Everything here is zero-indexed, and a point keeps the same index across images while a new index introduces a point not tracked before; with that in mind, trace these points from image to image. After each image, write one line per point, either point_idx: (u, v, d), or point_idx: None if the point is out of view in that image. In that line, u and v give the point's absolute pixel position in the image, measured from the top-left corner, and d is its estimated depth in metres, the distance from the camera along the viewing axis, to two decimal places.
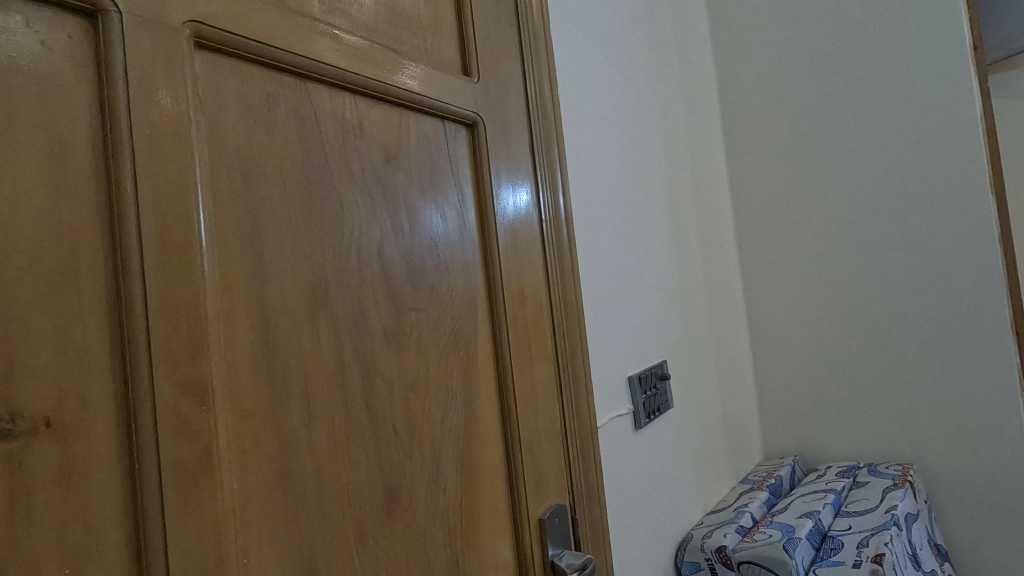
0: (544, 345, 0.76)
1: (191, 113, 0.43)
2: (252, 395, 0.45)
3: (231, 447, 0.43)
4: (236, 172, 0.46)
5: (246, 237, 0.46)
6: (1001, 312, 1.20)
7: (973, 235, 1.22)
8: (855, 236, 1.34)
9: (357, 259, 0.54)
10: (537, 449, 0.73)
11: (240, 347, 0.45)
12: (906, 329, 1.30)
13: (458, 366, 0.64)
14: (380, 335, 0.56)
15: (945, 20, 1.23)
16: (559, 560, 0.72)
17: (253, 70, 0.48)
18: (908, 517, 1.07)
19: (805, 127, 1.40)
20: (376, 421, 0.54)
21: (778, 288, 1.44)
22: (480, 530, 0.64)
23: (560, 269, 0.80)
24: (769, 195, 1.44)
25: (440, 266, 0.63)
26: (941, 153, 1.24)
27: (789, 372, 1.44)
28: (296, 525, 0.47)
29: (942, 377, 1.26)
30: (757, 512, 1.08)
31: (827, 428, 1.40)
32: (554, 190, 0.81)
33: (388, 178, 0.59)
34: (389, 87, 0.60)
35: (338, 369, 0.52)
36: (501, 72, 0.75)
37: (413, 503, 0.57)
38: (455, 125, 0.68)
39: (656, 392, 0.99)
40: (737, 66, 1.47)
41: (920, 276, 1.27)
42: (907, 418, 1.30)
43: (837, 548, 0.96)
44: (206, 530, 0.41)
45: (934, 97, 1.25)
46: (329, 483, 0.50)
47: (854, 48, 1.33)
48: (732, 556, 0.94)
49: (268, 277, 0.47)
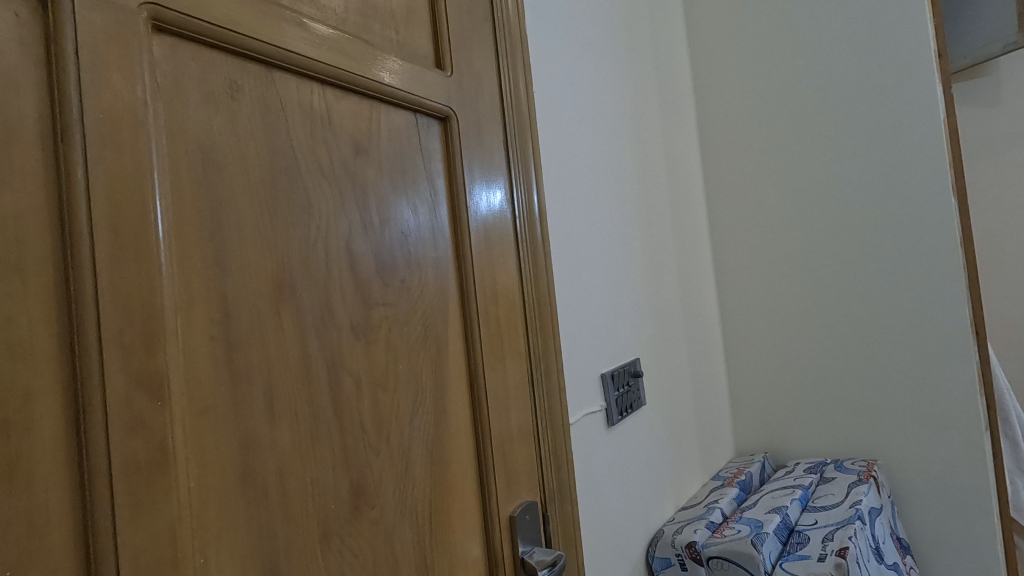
0: (516, 342, 0.76)
1: (148, 98, 0.42)
2: (211, 390, 0.44)
3: (187, 443, 0.42)
4: (197, 160, 0.45)
5: (207, 228, 0.45)
6: (962, 313, 1.23)
7: (936, 237, 1.25)
8: (824, 238, 1.37)
9: (324, 253, 0.53)
10: (508, 447, 0.72)
11: (200, 343, 0.43)
12: (872, 329, 1.33)
13: (429, 363, 0.64)
14: (348, 330, 0.55)
15: (911, 26, 1.26)
16: (529, 557, 0.72)
17: (216, 56, 0.47)
18: (872, 511, 1.09)
19: (777, 131, 1.42)
20: (343, 418, 0.53)
21: (749, 288, 1.47)
22: (449, 528, 0.64)
23: (534, 266, 0.80)
24: (744, 195, 1.46)
25: (410, 262, 0.63)
26: (906, 157, 1.28)
27: (760, 371, 1.47)
28: (258, 523, 0.46)
29: (904, 375, 1.30)
30: (727, 508, 1.10)
31: (795, 426, 1.43)
32: (528, 187, 0.81)
33: (358, 172, 0.58)
34: (360, 78, 0.59)
35: (303, 365, 0.50)
36: (474, 66, 0.75)
37: (380, 501, 0.56)
38: (427, 119, 0.67)
39: (628, 389, 1.00)
40: (711, 69, 1.50)
41: (884, 277, 1.31)
42: (873, 415, 1.34)
43: (803, 542, 0.98)
44: (160, 528, 0.39)
45: (900, 101, 1.28)
46: (292, 480, 0.49)
47: (824, 53, 1.36)
48: (702, 552, 0.95)
49: (229, 270, 0.46)
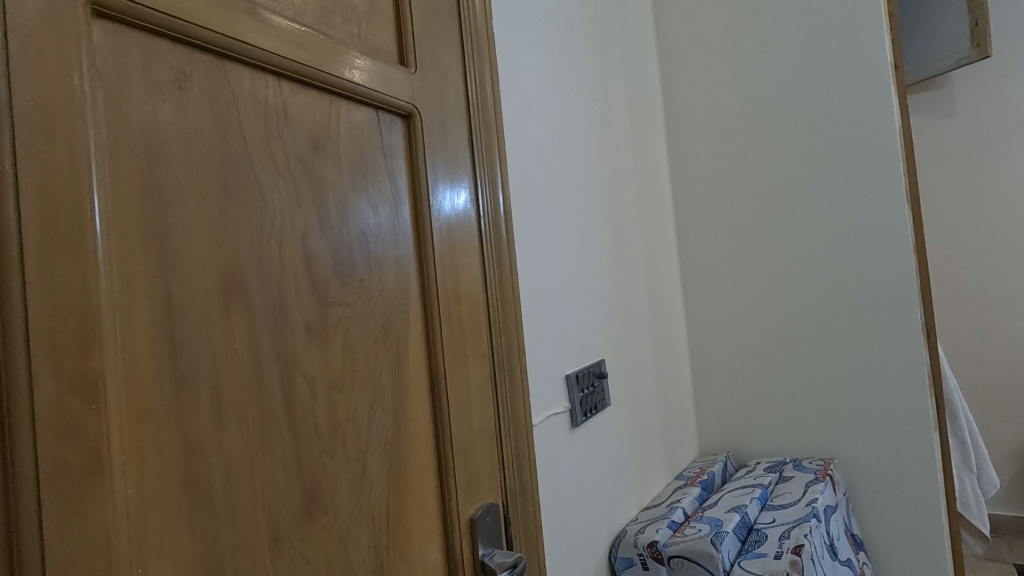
0: (478, 344, 0.75)
1: (86, 85, 0.40)
2: (153, 393, 0.42)
3: (125, 449, 0.40)
4: (139, 151, 0.43)
5: (150, 222, 0.43)
6: (915, 316, 1.27)
7: (891, 241, 1.29)
8: (786, 243, 1.41)
9: (278, 250, 0.52)
10: (469, 449, 0.72)
11: (141, 343, 0.42)
12: (830, 331, 1.37)
13: (388, 364, 0.62)
14: (303, 330, 0.53)
15: (869, 39, 1.30)
16: (489, 559, 0.71)
17: (162, 44, 0.45)
18: (828, 508, 1.12)
19: (742, 136, 1.45)
20: (296, 420, 0.52)
21: (715, 291, 1.50)
22: (408, 531, 0.63)
23: (498, 267, 0.80)
24: (709, 200, 1.49)
25: (370, 261, 0.61)
26: (863, 165, 1.31)
27: (724, 373, 1.49)
28: (202, 529, 0.44)
29: (860, 377, 1.34)
30: (689, 507, 1.11)
31: (757, 426, 1.46)
32: (494, 188, 0.80)
33: (315, 168, 0.56)
34: (319, 72, 0.57)
35: (253, 367, 0.49)
36: (440, 64, 0.74)
37: (335, 504, 0.55)
38: (389, 116, 0.66)
39: (593, 391, 1.00)
40: (679, 74, 1.52)
41: (841, 281, 1.35)
42: (831, 416, 1.37)
43: (761, 541, 1.00)
44: (94, 536, 0.38)
45: (857, 110, 1.31)
46: (239, 484, 0.47)
47: (787, 62, 1.39)
48: (663, 551, 0.96)
49: (174, 265, 0.44)
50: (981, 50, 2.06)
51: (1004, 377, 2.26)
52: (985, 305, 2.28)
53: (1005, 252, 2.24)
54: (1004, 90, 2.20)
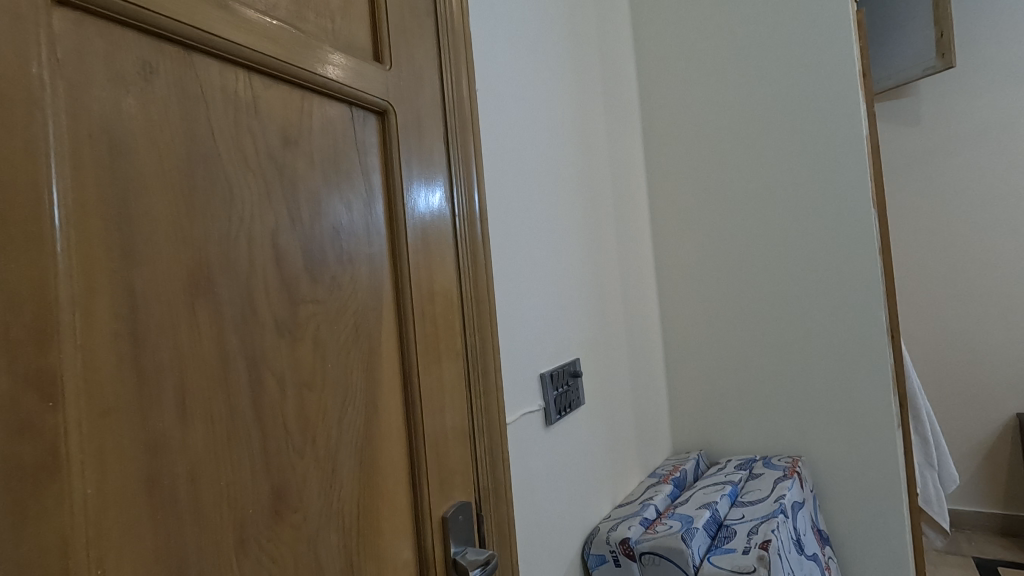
0: (452, 342, 0.75)
1: (45, 76, 0.39)
2: (114, 390, 0.41)
3: (84, 447, 0.39)
4: (101, 143, 0.42)
5: (113, 216, 0.42)
6: (878, 317, 1.31)
7: (857, 245, 1.33)
8: (757, 245, 1.44)
9: (246, 246, 0.51)
10: (442, 447, 0.72)
11: (103, 339, 0.41)
12: (799, 332, 1.40)
13: (360, 361, 0.62)
14: (272, 327, 0.53)
15: (837, 48, 1.33)
16: (461, 557, 0.71)
17: (127, 35, 0.44)
18: (795, 504, 1.15)
19: (715, 139, 1.47)
20: (264, 419, 0.51)
21: (688, 291, 1.52)
22: (379, 530, 0.63)
23: (473, 266, 0.80)
24: (684, 202, 1.52)
25: (343, 258, 0.61)
26: (830, 170, 1.35)
27: (697, 371, 1.52)
28: (165, 530, 0.43)
29: (827, 377, 1.37)
30: (661, 504, 1.13)
31: (729, 425, 1.49)
32: (469, 187, 0.80)
33: (286, 164, 0.56)
34: (290, 66, 0.57)
35: (220, 364, 0.48)
36: (415, 62, 0.74)
37: (304, 503, 0.54)
38: (364, 112, 0.66)
39: (567, 389, 1.01)
40: (656, 77, 1.54)
41: (809, 283, 1.38)
42: (800, 414, 1.40)
43: (730, 536, 1.02)
44: (50, 536, 0.37)
45: (826, 117, 1.35)
46: (205, 484, 0.46)
47: (760, 68, 1.42)
48: (635, 548, 0.98)
49: (138, 260, 0.43)
50: (945, 60, 2.12)
51: (965, 377, 2.35)
52: (947, 307, 2.36)
53: (966, 256, 2.32)
54: (965, 99, 2.29)
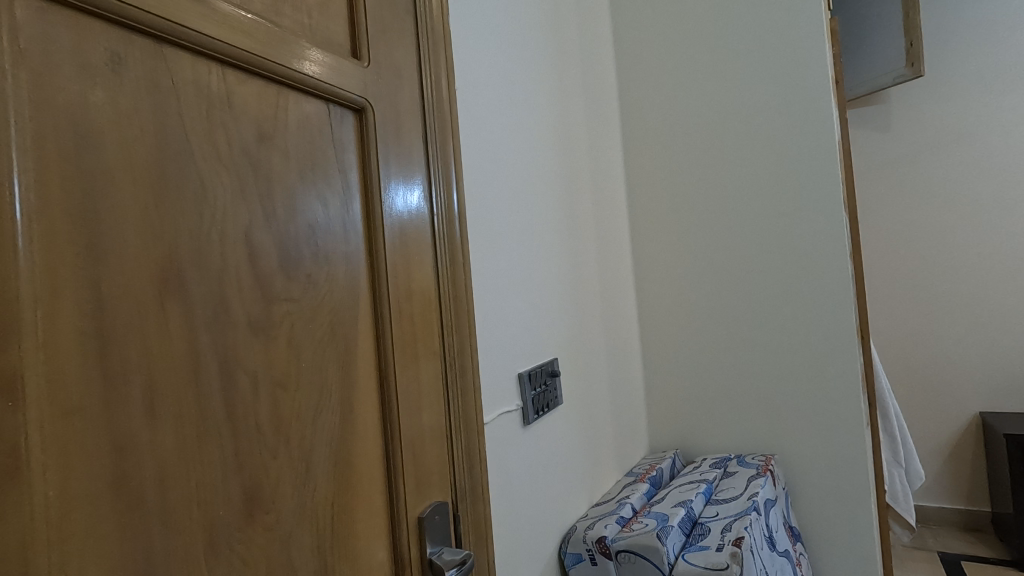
0: (430, 342, 0.75)
1: (7, 66, 0.38)
2: (79, 389, 0.40)
3: (46, 447, 0.38)
4: (67, 135, 0.41)
5: (79, 211, 0.41)
6: (849, 318, 1.34)
7: (829, 247, 1.36)
8: (732, 247, 1.46)
9: (219, 243, 0.50)
10: (418, 447, 0.71)
11: (67, 337, 0.40)
12: (772, 333, 1.43)
13: (335, 361, 0.61)
14: (244, 326, 0.52)
15: (811, 55, 1.36)
16: (438, 558, 0.71)
17: (95, 25, 0.43)
18: (767, 502, 1.17)
19: (693, 143, 1.50)
20: (236, 420, 0.50)
21: (666, 292, 1.54)
22: (354, 531, 0.62)
23: (451, 266, 0.80)
24: (662, 204, 1.53)
25: (318, 256, 0.60)
26: (804, 174, 1.38)
27: (673, 371, 1.54)
28: (132, 532, 0.42)
29: (799, 377, 1.40)
30: (637, 503, 1.14)
31: (705, 425, 1.51)
32: (448, 186, 0.80)
33: (261, 160, 0.55)
34: (266, 61, 0.56)
35: (191, 363, 0.47)
36: (394, 59, 0.73)
37: (276, 504, 0.53)
38: (341, 109, 0.65)
39: (545, 388, 1.01)
40: (635, 81, 1.56)
41: (782, 285, 1.41)
42: (773, 413, 1.43)
43: (704, 534, 1.03)
44: (10, 539, 0.36)
45: (799, 123, 1.38)
46: (174, 485, 0.45)
47: (736, 74, 1.44)
48: (611, 546, 0.98)
49: (105, 257, 0.42)
50: (914, 69, 2.20)
51: (931, 377, 2.42)
52: (915, 309, 2.43)
53: (933, 259, 2.39)
54: (933, 107, 2.36)
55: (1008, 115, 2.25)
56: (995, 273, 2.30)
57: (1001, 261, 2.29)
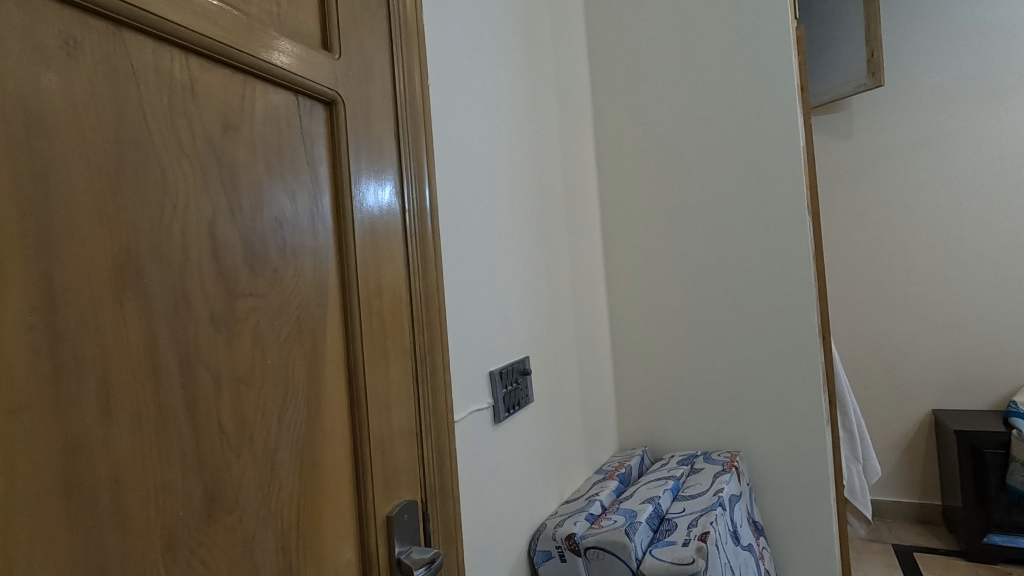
0: (400, 340, 0.74)
1: None
2: (25, 386, 0.38)
3: None
4: (16, 122, 0.39)
5: (29, 200, 0.39)
6: (810, 319, 1.38)
7: (793, 250, 1.39)
8: (700, 248, 1.49)
9: (180, 235, 0.49)
10: (387, 445, 0.71)
11: (11, 331, 0.38)
12: (738, 332, 1.46)
13: (302, 359, 0.60)
14: (207, 321, 0.50)
15: (778, 61, 1.40)
16: (406, 557, 0.70)
17: (47, 5, 0.41)
18: (732, 497, 1.20)
19: (663, 145, 1.52)
20: (197, 418, 0.49)
21: (636, 292, 1.56)
22: (320, 531, 0.61)
23: (423, 263, 0.79)
24: (633, 205, 1.55)
25: (286, 251, 0.59)
26: (769, 178, 1.41)
27: (642, 370, 1.56)
28: (84, 534, 0.41)
29: (763, 376, 1.44)
30: (606, 500, 1.15)
31: (673, 423, 1.53)
32: (419, 182, 0.80)
33: (225, 150, 0.53)
34: (232, 49, 0.54)
35: (150, 360, 0.46)
36: (366, 53, 0.72)
37: (239, 504, 0.52)
38: (310, 101, 0.64)
39: (516, 386, 1.02)
40: (608, 82, 1.57)
41: (747, 285, 1.44)
42: (738, 410, 1.47)
43: (671, 529, 1.05)
44: None
45: (765, 127, 1.41)
46: (130, 485, 0.44)
47: (706, 78, 1.47)
48: (580, 543, 0.99)
49: (58, 248, 0.40)
50: (875, 79, 2.27)
51: (888, 376, 2.51)
52: (873, 311, 2.52)
53: (891, 263, 2.48)
54: (893, 116, 2.45)
55: (962, 125, 2.36)
56: (948, 276, 2.40)
57: (954, 265, 2.39)
